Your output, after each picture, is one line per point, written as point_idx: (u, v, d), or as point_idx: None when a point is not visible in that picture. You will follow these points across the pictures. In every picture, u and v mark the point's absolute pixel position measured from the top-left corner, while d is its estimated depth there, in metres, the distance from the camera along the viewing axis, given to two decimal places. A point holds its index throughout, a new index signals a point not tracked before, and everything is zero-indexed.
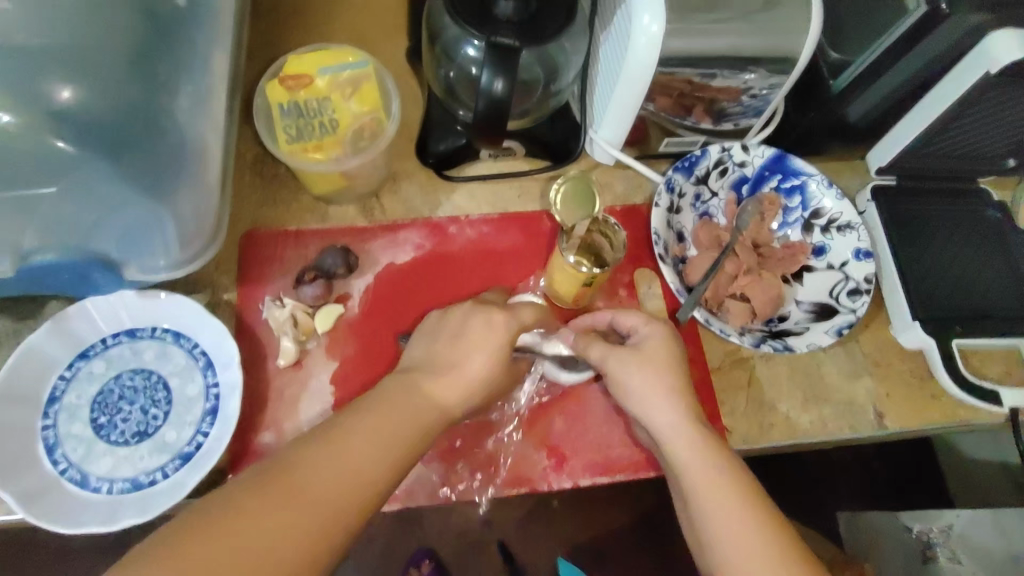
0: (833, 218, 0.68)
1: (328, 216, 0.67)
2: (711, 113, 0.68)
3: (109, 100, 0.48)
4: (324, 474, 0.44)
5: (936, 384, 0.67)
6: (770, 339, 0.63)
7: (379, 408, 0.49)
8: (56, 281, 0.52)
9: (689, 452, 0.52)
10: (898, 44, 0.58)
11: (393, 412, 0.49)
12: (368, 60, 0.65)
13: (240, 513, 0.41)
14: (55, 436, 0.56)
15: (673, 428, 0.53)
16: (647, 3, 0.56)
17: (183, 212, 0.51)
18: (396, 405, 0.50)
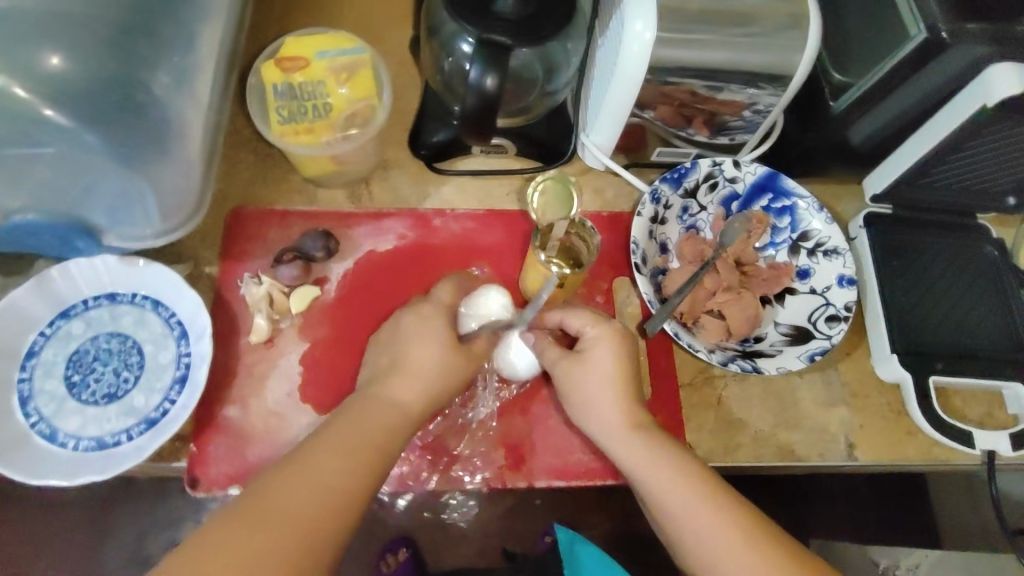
0: (821, 242, 0.67)
1: (315, 198, 0.68)
2: (710, 125, 0.67)
3: (93, 73, 0.47)
4: (305, 492, 0.47)
5: (913, 420, 0.66)
6: (739, 359, 0.62)
7: (343, 425, 0.52)
8: (38, 243, 0.53)
9: (653, 481, 0.53)
10: (901, 68, 0.56)
11: (349, 425, 0.52)
12: (365, 47, 0.65)
13: (221, 536, 0.44)
14: (29, 390, 0.58)
15: (628, 456, 0.54)
16: (640, 10, 0.56)
17: (164, 187, 0.54)
18: (355, 421, 0.52)
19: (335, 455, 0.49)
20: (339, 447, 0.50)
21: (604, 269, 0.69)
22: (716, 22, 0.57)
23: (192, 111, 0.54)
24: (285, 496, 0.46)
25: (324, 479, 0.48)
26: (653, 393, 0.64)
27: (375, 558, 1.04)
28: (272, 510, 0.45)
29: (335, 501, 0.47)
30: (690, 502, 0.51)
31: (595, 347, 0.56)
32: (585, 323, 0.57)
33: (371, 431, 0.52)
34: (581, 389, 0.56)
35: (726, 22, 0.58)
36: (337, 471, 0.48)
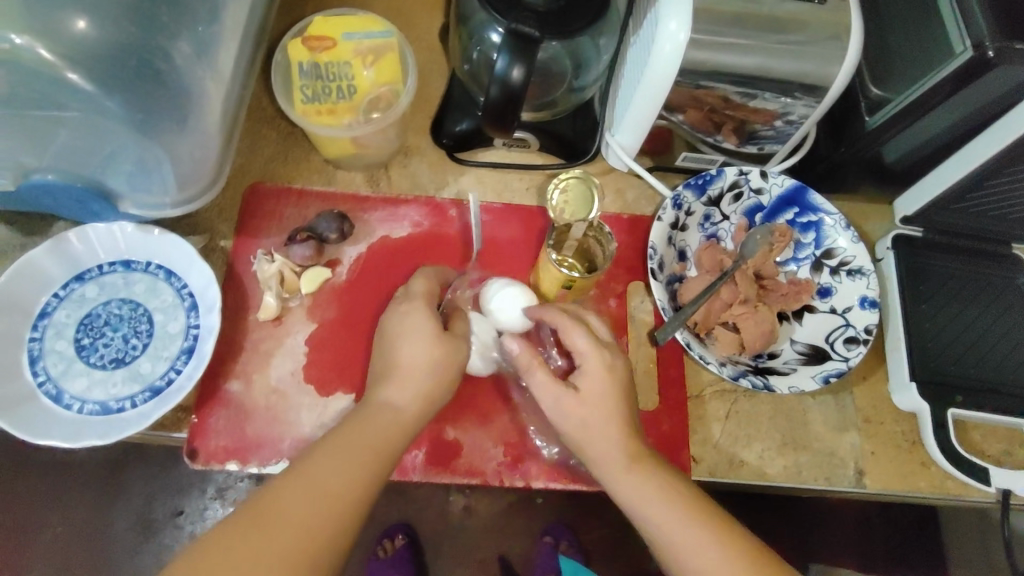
0: (845, 260, 0.65)
1: (333, 179, 0.68)
2: (739, 133, 0.65)
3: (112, 37, 0.46)
4: (306, 504, 0.46)
5: (927, 451, 0.64)
6: (751, 374, 0.60)
7: (341, 434, 0.50)
8: (57, 204, 0.55)
9: (648, 515, 0.51)
10: (942, 86, 0.54)
11: (348, 436, 0.50)
12: (392, 31, 0.65)
13: (221, 546, 0.44)
14: (39, 349, 0.58)
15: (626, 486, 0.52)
16: (674, 9, 0.55)
17: (181, 156, 0.54)
18: (362, 423, 0.51)
19: (334, 465, 0.48)
20: (337, 457, 0.49)
21: (619, 272, 0.68)
22: (751, 26, 0.55)
23: (210, 83, 0.54)
24: (286, 511, 0.46)
25: (324, 492, 0.47)
26: (659, 402, 0.63)
27: (372, 543, 1.04)
28: (275, 525, 0.45)
29: (336, 513, 0.47)
30: (685, 538, 0.50)
31: (594, 370, 0.53)
32: (586, 346, 0.53)
33: (370, 440, 0.50)
34: (576, 415, 0.53)
35: (762, 27, 0.56)
36: (336, 485, 0.48)
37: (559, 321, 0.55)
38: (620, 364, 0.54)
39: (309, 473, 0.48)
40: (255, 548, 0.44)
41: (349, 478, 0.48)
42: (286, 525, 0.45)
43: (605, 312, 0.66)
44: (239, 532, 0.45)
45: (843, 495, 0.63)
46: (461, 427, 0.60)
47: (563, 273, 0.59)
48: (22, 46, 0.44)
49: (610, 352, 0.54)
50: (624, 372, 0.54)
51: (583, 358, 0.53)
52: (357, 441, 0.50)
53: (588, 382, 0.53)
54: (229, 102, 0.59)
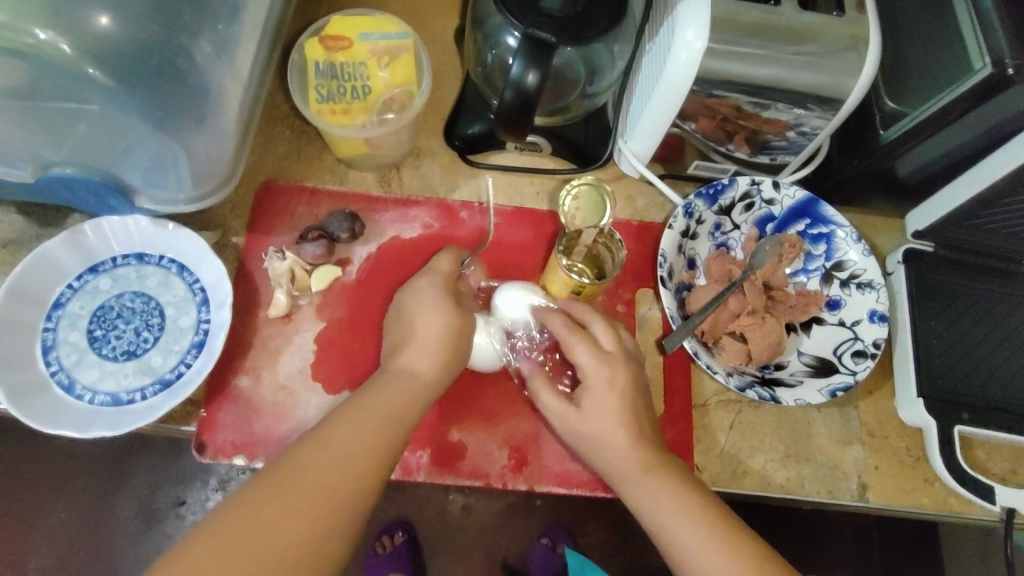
0: (855, 274, 0.65)
1: (345, 179, 0.68)
2: (752, 143, 0.65)
3: (135, 36, 0.46)
4: (325, 470, 0.47)
5: (931, 467, 0.63)
6: (758, 386, 0.60)
7: (356, 405, 0.51)
8: (75, 197, 0.56)
9: (657, 497, 0.52)
10: (958, 103, 0.53)
11: (361, 407, 0.51)
12: (409, 33, 0.65)
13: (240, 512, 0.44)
14: (53, 339, 0.59)
15: (619, 470, 0.53)
16: (692, 19, 0.55)
17: (196, 152, 0.54)
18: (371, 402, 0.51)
19: (351, 435, 0.49)
20: (353, 427, 0.49)
21: (628, 279, 0.68)
22: (768, 36, 0.55)
23: (229, 82, 0.54)
24: (305, 475, 0.46)
25: (341, 460, 0.47)
26: (664, 411, 0.63)
27: (370, 539, 1.05)
28: (294, 488, 0.46)
29: (352, 481, 0.47)
30: (688, 523, 0.51)
31: (600, 383, 0.54)
32: (588, 360, 0.55)
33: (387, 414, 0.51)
34: (590, 414, 0.54)
35: (780, 38, 0.55)
36: (352, 453, 0.48)
37: (563, 334, 0.56)
38: (626, 377, 0.55)
39: (324, 441, 0.48)
40: (275, 511, 0.44)
41: (366, 447, 0.48)
42: (304, 490, 0.46)
43: (612, 318, 0.66)
44: (257, 495, 0.45)
45: (845, 509, 0.63)
46: (466, 429, 0.61)
47: (573, 279, 0.59)
48: (46, 41, 0.44)
49: (611, 363, 0.55)
50: (627, 378, 0.55)
51: (586, 374, 0.55)
52: (374, 413, 0.50)
53: (591, 396, 0.54)
54: (247, 100, 0.59)
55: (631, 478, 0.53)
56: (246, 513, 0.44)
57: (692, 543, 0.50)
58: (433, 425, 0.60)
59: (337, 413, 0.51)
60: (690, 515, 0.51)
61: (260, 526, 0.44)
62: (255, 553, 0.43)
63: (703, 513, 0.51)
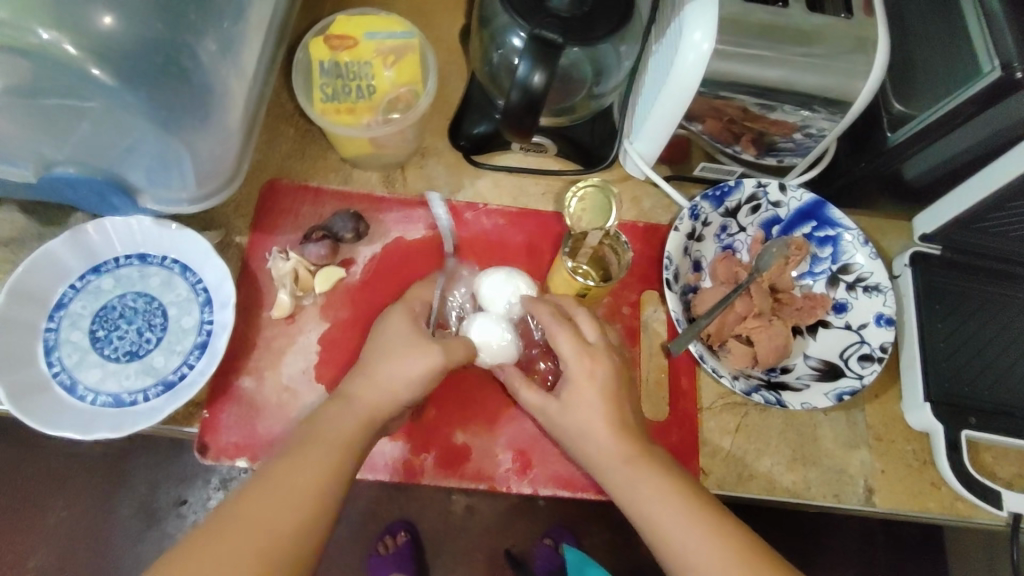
0: (862, 276, 0.65)
1: (349, 178, 0.68)
2: (758, 144, 0.64)
3: (139, 34, 0.46)
4: (280, 491, 0.47)
5: (938, 471, 0.63)
6: (764, 390, 0.60)
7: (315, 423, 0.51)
8: (77, 197, 0.55)
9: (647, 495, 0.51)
10: (966, 106, 0.53)
11: (318, 424, 0.51)
12: (414, 32, 0.65)
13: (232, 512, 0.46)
14: (54, 340, 0.59)
15: (606, 468, 0.53)
16: (700, 20, 0.54)
17: (200, 152, 0.54)
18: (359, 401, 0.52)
19: (309, 453, 0.49)
20: (310, 445, 0.49)
21: (633, 281, 0.67)
22: (777, 37, 0.55)
23: (233, 81, 0.54)
24: (259, 497, 0.46)
25: (298, 478, 0.47)
26: (669, 413, 0.63)
27: (372, 538, 1.04)
28: (249, 511, 0.46)
29: (309, 498, 0.47)
30: (676, 524, 0.50)
31: (580, 379, 0.54)
32: (571, 351, 0.54)
33: (345, 427, 0.51)
34: (575, 413, 0.53)
35: (789, 39, 0.55)
36: (309, 471, 0.48)
37: (548, 325, 0.55)
38: (606, 370, 0.54)
39: (281, 461, 0.48)
40: (233, 535, 0.44)
41: (323, 462, 0.48)
42: (260, 512, 0.46)
43: (618, 320, 0.66)
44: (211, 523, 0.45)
45: (851, 513, 0.63)
46: (469, 432, 0.60)
47: (579, 280, 0.59)
48: (49, 41, 0.44)
49: (594, 354, 0.54)
50: (608, 372, 0.54)
51: (568, 366, 0.54)
52: (331, 429, 0.50)
53: (572, 387, 0.54)
54: (251, 100, 0.59)
55: (618, 480, 0.52)
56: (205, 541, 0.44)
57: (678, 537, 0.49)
58: (437, 428, 0.60)
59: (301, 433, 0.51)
60: (678, 515, 0.50)
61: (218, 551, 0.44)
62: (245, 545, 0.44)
63: (692, 512, 0.50)
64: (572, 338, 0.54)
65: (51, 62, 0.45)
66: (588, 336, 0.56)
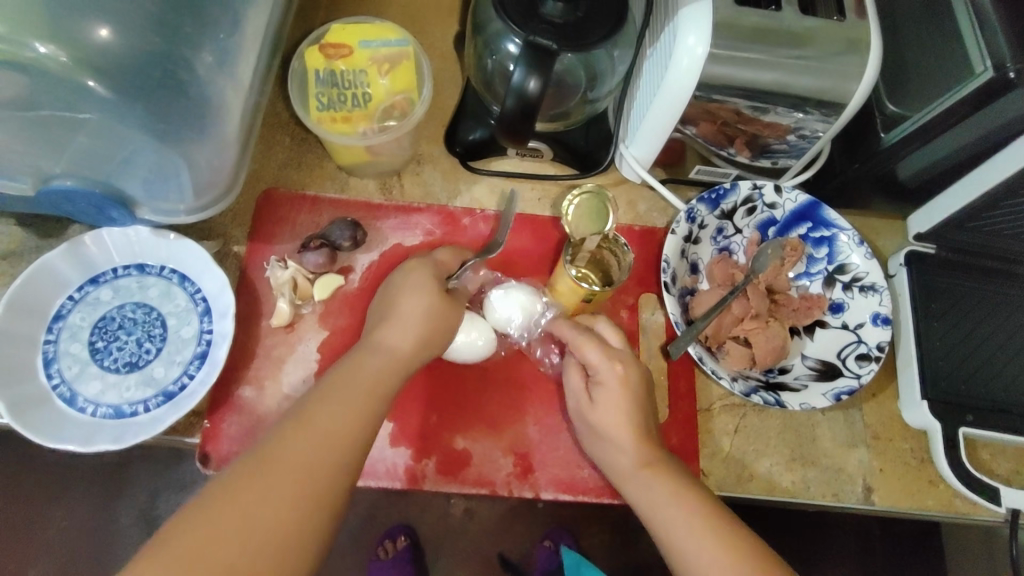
0: (858, 276, 0.65)
1: (346, 186, 0.68)
2: (752, 147, 0.65)
3: (135, 48, 0.46)
4: (307, 455, 0.45)
5: (936, 469, 0.63)
6: (763, 391, 0.60)
7: (338, 386, 0.50)
8: (76, 210, 0.56)
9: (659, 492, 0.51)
10: (959, 106, 0.54)
11: (341, 389, 0.49)
12: (409, 40, 0.65)
13: (235, 488, 0.43)
14: (54, 352, 0.59)
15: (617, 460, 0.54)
16: (695, 24, 0.55)
17: (199, 164, 0.54)
18: (366, 391, 0.50)
19: (333, 419, 0.47)
20: (336, 410, 0.48)
21: (631, 285, 0.68)
22: (769, 41, 0.55)
23: (230, 92, 0.54)
24: (284, 461, 0.44)
25: (324, 446, 0.46)
26: (668, 416, 0.63)
27: (373, 543, 1.04)
28: (276, 474, 0.44)
29: (334, 468, 0.46)
30: (684, 516, 0.50)
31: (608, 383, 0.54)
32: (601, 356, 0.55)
33: (365, 394, 0.50)
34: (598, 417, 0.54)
35: (782, 43, 0.55)
36: (336, 439, 0.47)
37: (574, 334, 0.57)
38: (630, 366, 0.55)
39: (305, 424, 0.47)
40: (241, 516, 0.42)
41: (350, 432, 0.47)
42: (287, 475, 0.44)
43: (616, 323, 0.66)
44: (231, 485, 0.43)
45: (851, 512, 0.63)
46: (469, 437, 0.60)
47: (584, 287, 0.58)
48: (45, 55, 0.43)
49: (620, 359, 0.55)
50: (637, 374, 0.55)
51: (597, 369, 0.55)
52: (353, 394, 0.49)
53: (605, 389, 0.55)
54: (248, 110, 0.59)
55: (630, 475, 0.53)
56: (230, 500, 0.42)
57: (690, 540, 0.49)
58: (438, 433, 0.60)
59: (316, 395, 0.49)
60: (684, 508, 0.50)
61: (242, 514, 0.42)
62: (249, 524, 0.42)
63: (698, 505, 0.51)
64: (598, 345, 0.56)
65: (48, 77, 0.45)
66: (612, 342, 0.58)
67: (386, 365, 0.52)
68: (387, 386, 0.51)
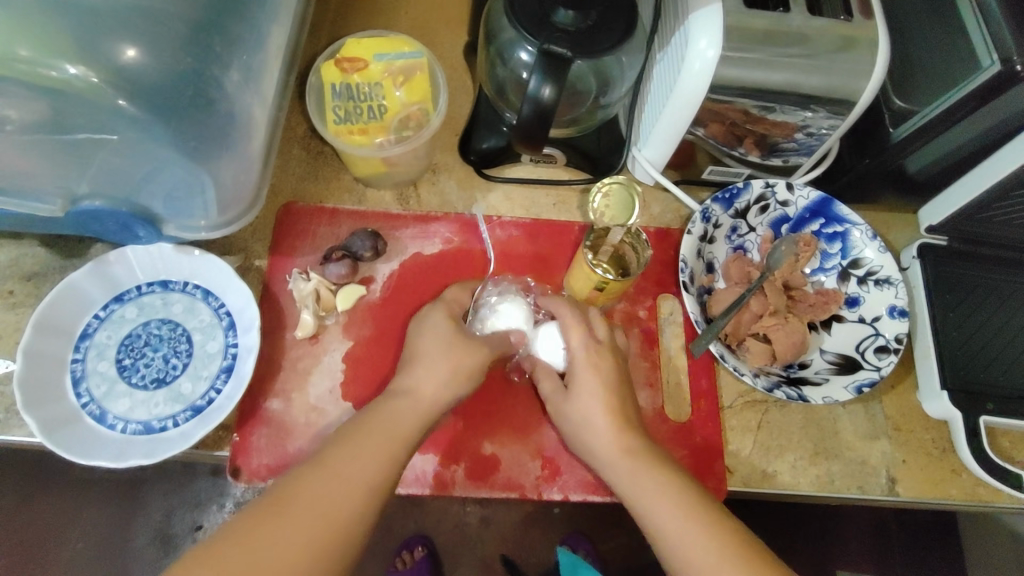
0: (872, 270, 0.66)
1: (363, 198, 0.69)
2: (762, 146, 0.66)
3: (166, 67, 0.47)
4: (354, 465, 0.48)
5: (958, 458, 0.64)
6: (785, 386, 0.61)
7: (360, 424, 0.51)
8: (104, 229, 0.56)
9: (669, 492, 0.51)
10: (967, 100, 0.55)
11: (387, 411, 0.52)
12: (422, 52, 0.66)
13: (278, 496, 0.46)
14: (82, 370, 0.59)
15: (605, 456, 0.53)
16: (706, 28, 0.56)
17: (224, 179, 0.54)
18: (399, 406, 0.52)
19: (354, 464, 0.48)
20: (381, 432, 0.50)
21: (648, 285, 0.68)
22: (781, 42, 0.56)
23: (253, 107, 0.55)
24: (322, 478, 0.47)
25: (340, 488, 0.46)
26: (692, 414, 0.64)
27: (390, 554, 1.04)
28: (315, 484, 0.46)
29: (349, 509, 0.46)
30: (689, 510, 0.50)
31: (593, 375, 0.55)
32: (577, 346, 0.57)
33: (388, 433, 0.51)
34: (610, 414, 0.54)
35: (794, 43, 0.56)
36: (353, 480, 0.47)
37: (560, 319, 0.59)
38: (598, 353, 0.57)
39: (326, 463, 0.48)
40: (276, 519, 0.44)
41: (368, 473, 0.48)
42: (299, 518, 0.45)
43: (636, 325, 0.67)
44: (251, 518, 0.45)
45: (876, 504, 0.64)
46: (497, 442, 0.61)
47: (597, 272, 0.60)
48: (75, 76, 0.45)
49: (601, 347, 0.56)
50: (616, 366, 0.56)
51: (575, 355, 0.57)
52: (377, 432, 0.50)
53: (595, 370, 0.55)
54: (270, 125, 0.60)
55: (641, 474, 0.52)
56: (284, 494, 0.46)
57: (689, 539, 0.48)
58: (467, 440, 0.61)
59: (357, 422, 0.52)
60: (709, 531, 0.48)
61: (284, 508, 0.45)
62: (281, 523, 0.44)
63: (722, 530, 0.48)
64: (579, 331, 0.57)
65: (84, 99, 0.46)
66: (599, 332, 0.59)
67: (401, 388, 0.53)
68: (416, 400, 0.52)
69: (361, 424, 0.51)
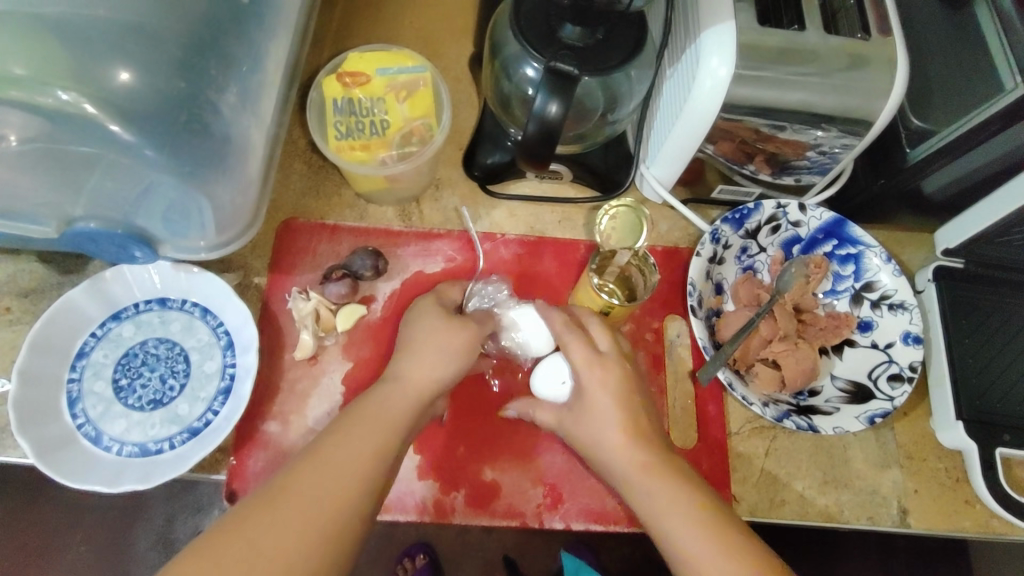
0: (886, 294, 0.64)
1: (365, 214, 0.68)
2: (772, 165, 0.64)
3: (159, 91, 0.46)
4: (340, 464, 0.46)
5: (972, 489, 0.62)
6: (795, 415, 0.60)
7: (347, 423, 0.49)
8: (101, 250, 0.55)
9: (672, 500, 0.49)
10: (991, 122, 0.52)
11: (371, 409, 0.50)
12: (426, 66, 0.64)
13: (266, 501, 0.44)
14: (78, 390, 0.58)
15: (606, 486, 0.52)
16: (717, 46, 0.54)
17: (220, 200, 0.53)
18: (384, 406, 0.50)
19: (342, 463, 0.46)
20: (367, 432, 0.48)
21: (656, 307, 0.67)
22: (794, 62, 0.54)
23: (249, 127, 0.54)
24: (310, 476, 0.45)
25: (327, 488, 0.45)
26: (698, 441, 0.62)
27: (393, 561, 1.03)
28: (301, 487, 0.44)
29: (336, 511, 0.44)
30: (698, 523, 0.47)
31: (601, 401, 0.53)
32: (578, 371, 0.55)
33: (372, 429, 0.49)
34: (601, 434, 0.52)
35: (808, 64, 0.54)
36: (341, 479, 0.45)
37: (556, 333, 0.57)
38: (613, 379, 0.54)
39: (314, 460, 0.46)
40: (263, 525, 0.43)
41: (362, 472, 0.46)
42: (286, 523, 0.43)
43: (641, 348, 0.65)
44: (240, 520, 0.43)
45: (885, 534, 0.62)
46: (497, 467, 0.60)
47: (603, 297, 0.58)
48: (68, 102, 0.43)
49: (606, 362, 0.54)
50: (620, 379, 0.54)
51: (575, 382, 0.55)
52: (368, 429, 0.49)
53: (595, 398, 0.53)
54: (269, 142, 0.59)
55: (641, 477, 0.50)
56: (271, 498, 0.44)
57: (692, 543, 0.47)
58: (467, 464, 0.60)
59: (341, 419, 0.50)
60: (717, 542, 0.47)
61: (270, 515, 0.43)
62: (267, 526, 0.43)
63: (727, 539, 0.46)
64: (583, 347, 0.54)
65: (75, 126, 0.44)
66: (600, 343, 0.55)
67: (402, 389, 0.52)
68: (405, 424, 0.50)
69: (345, 422, 0.49)
